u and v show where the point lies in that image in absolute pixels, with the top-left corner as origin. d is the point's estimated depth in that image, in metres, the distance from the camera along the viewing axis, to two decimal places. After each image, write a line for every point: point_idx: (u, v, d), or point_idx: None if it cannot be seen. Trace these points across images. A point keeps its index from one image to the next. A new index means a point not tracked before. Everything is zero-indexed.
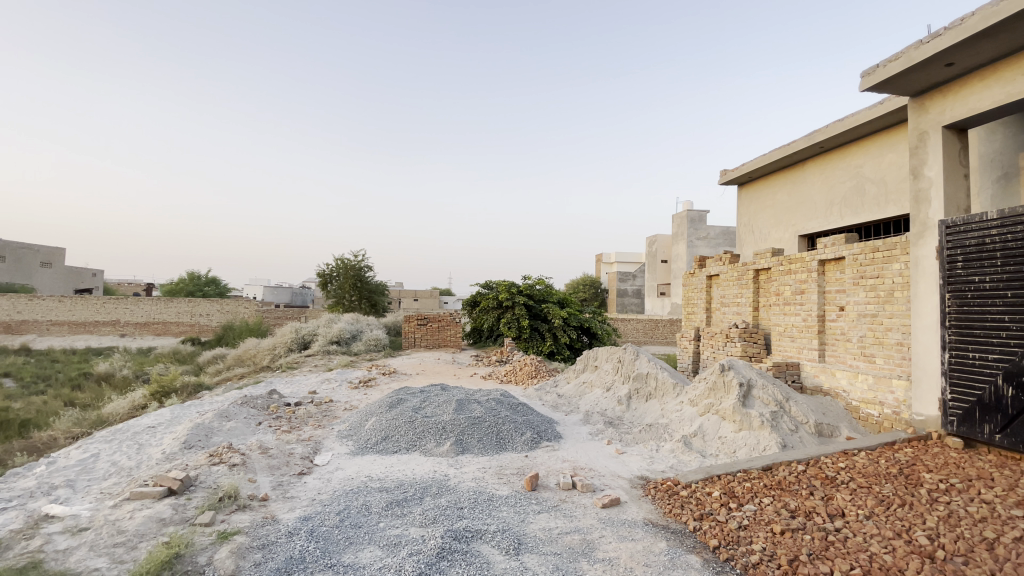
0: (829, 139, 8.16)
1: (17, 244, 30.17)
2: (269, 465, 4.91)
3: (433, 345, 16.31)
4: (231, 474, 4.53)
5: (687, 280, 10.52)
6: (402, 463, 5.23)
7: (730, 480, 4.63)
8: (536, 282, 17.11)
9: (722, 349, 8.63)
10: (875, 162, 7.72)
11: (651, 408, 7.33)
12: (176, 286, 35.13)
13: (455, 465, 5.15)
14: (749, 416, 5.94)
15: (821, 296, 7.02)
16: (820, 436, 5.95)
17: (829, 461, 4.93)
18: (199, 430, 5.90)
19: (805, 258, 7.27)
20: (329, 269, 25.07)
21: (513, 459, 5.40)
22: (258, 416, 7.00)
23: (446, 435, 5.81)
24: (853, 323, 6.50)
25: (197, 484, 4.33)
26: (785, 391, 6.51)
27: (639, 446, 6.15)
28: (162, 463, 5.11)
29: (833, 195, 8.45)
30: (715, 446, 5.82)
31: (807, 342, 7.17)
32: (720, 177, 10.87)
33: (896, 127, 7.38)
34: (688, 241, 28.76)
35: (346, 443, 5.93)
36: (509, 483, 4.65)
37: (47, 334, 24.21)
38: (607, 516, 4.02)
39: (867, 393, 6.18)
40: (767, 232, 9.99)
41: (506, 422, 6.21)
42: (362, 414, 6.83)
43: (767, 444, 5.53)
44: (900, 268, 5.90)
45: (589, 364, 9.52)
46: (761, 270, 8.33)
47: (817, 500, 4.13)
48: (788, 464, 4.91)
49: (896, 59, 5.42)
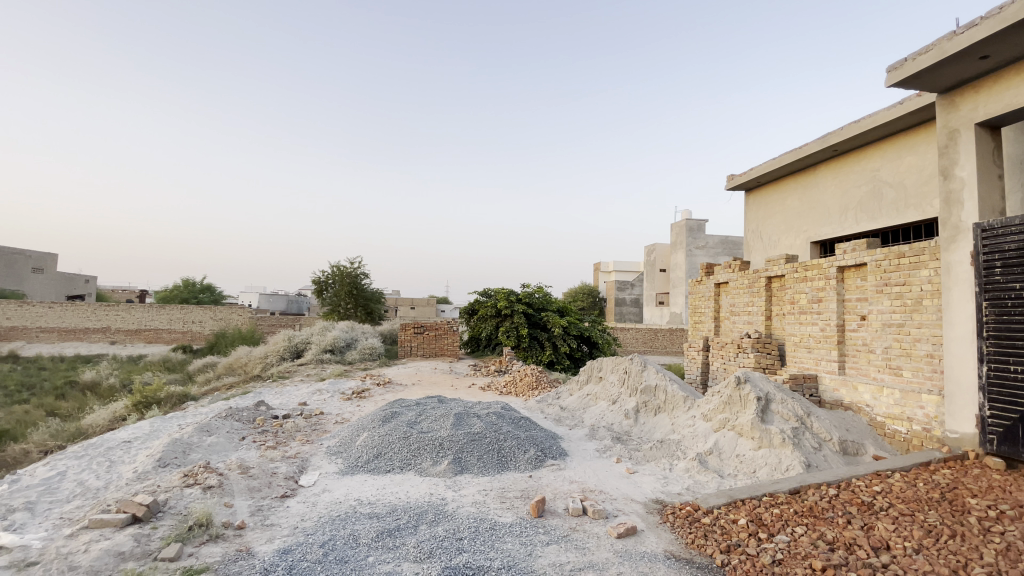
0: (843, 141, 7.83)
1: (8, 249, 29.60)
2: (249, 487, 4.46)
3: (429, 354, 15.85)
4: (205, 498, 4.09)
5: (694, 288, 10.14)
6: (396, 484, 4.79)
7: (756, 506, 4.20)
8: (535, 290, 16.71)
9: (733, 360, 8.25)
10: (893, 165, 7.38)
11: (660, 423, 6.91)
12: (171, 293, 34.65)
13: (453, 488, 4.71)
14: (769, 433, 5.54)
15: (840, 304, 6.65)
16: (845, 454, 5.55)
17: (862, 484, 4.52)
18: (176, 446, 5.45)
19: (823, 264, 6.90)
20: (324, 277, 24.64)
21: (516, 480, 4.97)
22: (242, 431, 6.54)
23: (443, 453, 5.38)
24: (877, 333, 6.12)
25: (166, 510, 3.88)
26: (805, 406, 6.11)
27: (651, 464, 5.72)
28: (132, 484, 4.65)
29: (848, 200, 8.11)
30: (733, 465, 5.42)
31: (825, 353, 6.79)
32: (726, 182, 10.54)
33: (915, 128, 7.06)
34: (687, 250, 28.46)
35: (334, 461, 5.49)
36: (514, 509, 4.21)
37: (36, 341, 23.65)
38: (624, 549, 3.60)
39: (894, 408, 5.78)
40: (777, 238, 9.65)
41: (508, 439, 5.79)
42: (353, 428, 6.39)
43: (790, 464, 5.11)
44: (929, 275, 5.53)
45: (594, 376, 9.10)
46: (774, 277, 7.96)
47: (857, 531, 3.71)
48: (818, 487, 4.50)
49: (926, 52, 5.10)
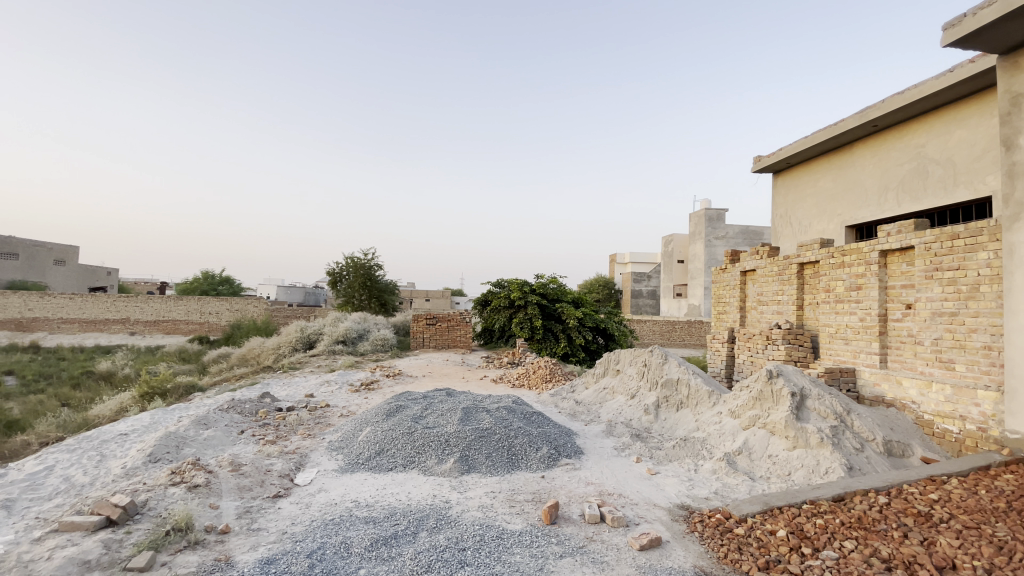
0: (885, 115, 7.21)
1: (31, 241, 30.02)
2: (239, 486, 4.13)
3: (442, 345, 15.52)
4: (189, 499, 3.78)
5: (718, 276, 9.60)
6: (397, 484, 4.43)
7: (795, 515, 3.75)
8: (549, 281, 16.27)
9: (762, 352, 7.74)
10: (940, 140, 6.75)
11: (683, 420, 6.46)
12: (191, 285, 34.96)
13: (458, 489, 4.32)
14: (805, 432, 5.05)
15: (882, 292, 6.10)
16: (890, 456, 5.04)
17: (915, 492, 4.03)
18: (169, 440, 5.17)
19: (863, 248, 6.34)
20: (337, 268, 24.50)
21: (527, 481, 4.57)
22: (241, 424, 6.26)
23: (448, 450, 5.00)
24: (925, 323, 5.56)
25: (144, 513, 3.58)
26: (844, 402, 5.59)
27: (674, 465, 5.28)
28: (119, 481, 4.37)
29: (888, 180, 7.51)
30: (765, 467, 4.95)
31: (865, 345, 6.24)
32: (754, 164, 9.94)
33: (967, 98, 6.43)
34: (706, 240, 27.66)
35: (335, 458, 5.15)
36: (524, 515, 3.81)
37: (58, 331, 23.95)
38: (646, 564, 3.18)
39: (944, 405, 5.24)
40: (808, 223, 9.06)
41: (519, 435, 5.39)
42: (356, 422, 6.05)
43: (830, 467, 4.64)
44: (988, 258, 4.96)
45: (611, 368, 8.66)
46: (807, 264, 7.41)
47: (916, 548, 3.24)
48: (865, 494, 4.02)
49: (990, 5, 4.47)
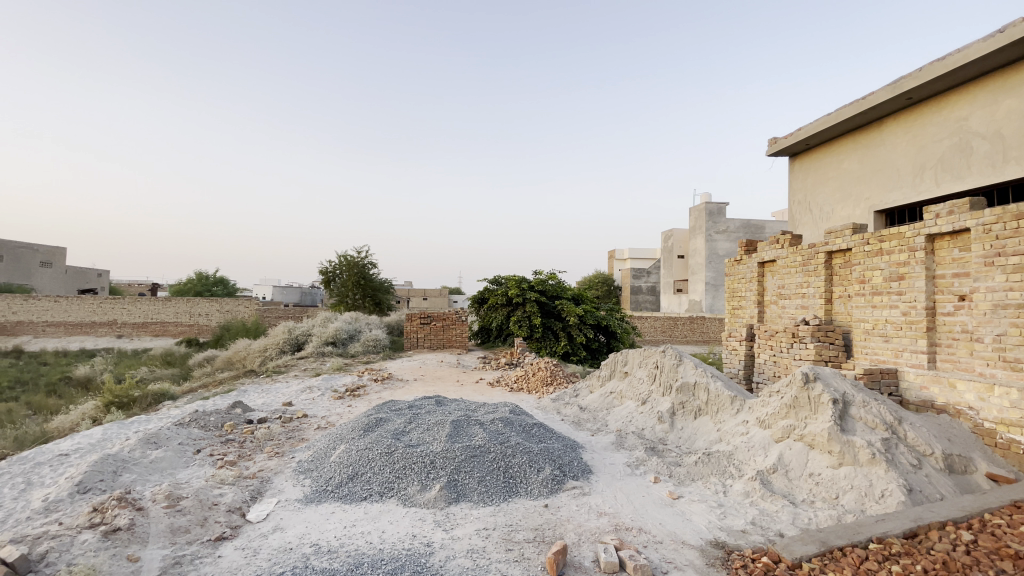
0: (921, 85, 6.45)
1: (16, 243, 29.00)
2: (172, 528, 3.36)
3: (436, 346, 14.75)
4: (101, 550, 3.01)
5: (731, 268, 8.84)
6: (369, 520, 3.65)
7: (863, 559, 3.00)
8: (549, 277, 15.53)
9: (787, 351, 7.01)
10: (986, 112, 6.01)
11: (703, 429, 5.73)
12: (184, 287, 34.12)
13: (443, 527, 3.55)
14: (852, 446, 4.30)
15: (929, 282, 5.35)
16: (952, 473, 4.31)
17: (1003, 525, 3.29)
18: (105, 464, 4.38)
19: (905, 232, 5.59)
20: (330, 266, 23.65)
21: (527, 512, 3.80)
22: (199, 442, 5.45)
23: (433, 474, 4.23)
24: (984, 317, 4.82)
25: (40, 571, 2.82)
26: (893, 410, 4.84)
27: (698, 485, 4.52)
28: (32, 521, 3.60)
29: (924, 158, 6.76)
30: (808, 488, 4.20)
31: (908, 342, 5.51)
32: (769, 147, 9.19)
33: (1017, 62, 5.68)
34: (708, 235, 26.80)
35: (300, 483, 4.37)
36: (524, 563, 3.05)
37: (42, 335, 22.95)
38: None
39: (1009, 412, 4.50)
40: (831, 209, 8.31)
41: (517, 454, 4.62)
42: (330, 439, 5.27)
43: (887, 488, 3.90)
44: None
45: (618, 370, 7.88)
46: (836, 252, 6.64)
47: None
48: (942, 530, 3.28)
49: None
